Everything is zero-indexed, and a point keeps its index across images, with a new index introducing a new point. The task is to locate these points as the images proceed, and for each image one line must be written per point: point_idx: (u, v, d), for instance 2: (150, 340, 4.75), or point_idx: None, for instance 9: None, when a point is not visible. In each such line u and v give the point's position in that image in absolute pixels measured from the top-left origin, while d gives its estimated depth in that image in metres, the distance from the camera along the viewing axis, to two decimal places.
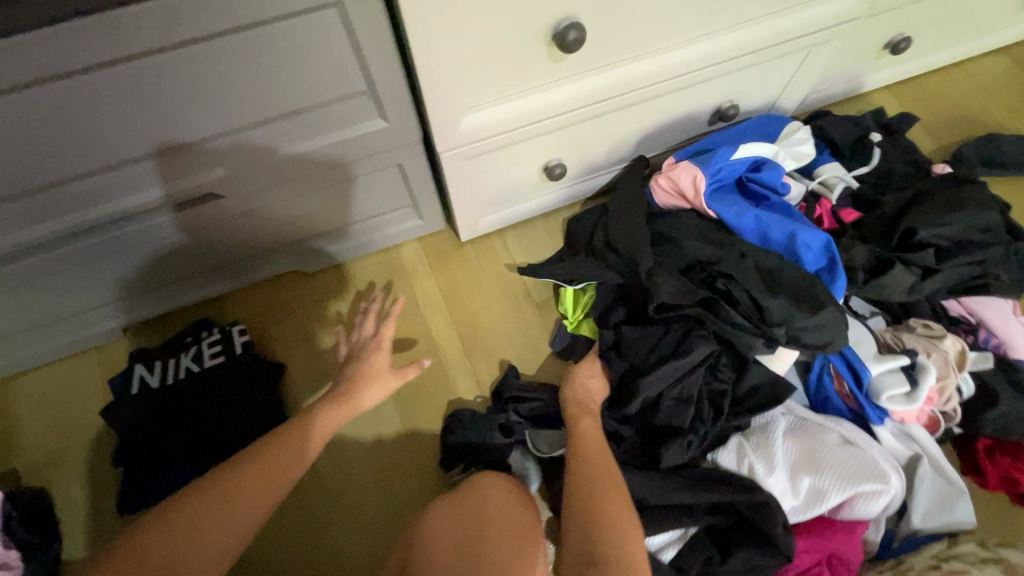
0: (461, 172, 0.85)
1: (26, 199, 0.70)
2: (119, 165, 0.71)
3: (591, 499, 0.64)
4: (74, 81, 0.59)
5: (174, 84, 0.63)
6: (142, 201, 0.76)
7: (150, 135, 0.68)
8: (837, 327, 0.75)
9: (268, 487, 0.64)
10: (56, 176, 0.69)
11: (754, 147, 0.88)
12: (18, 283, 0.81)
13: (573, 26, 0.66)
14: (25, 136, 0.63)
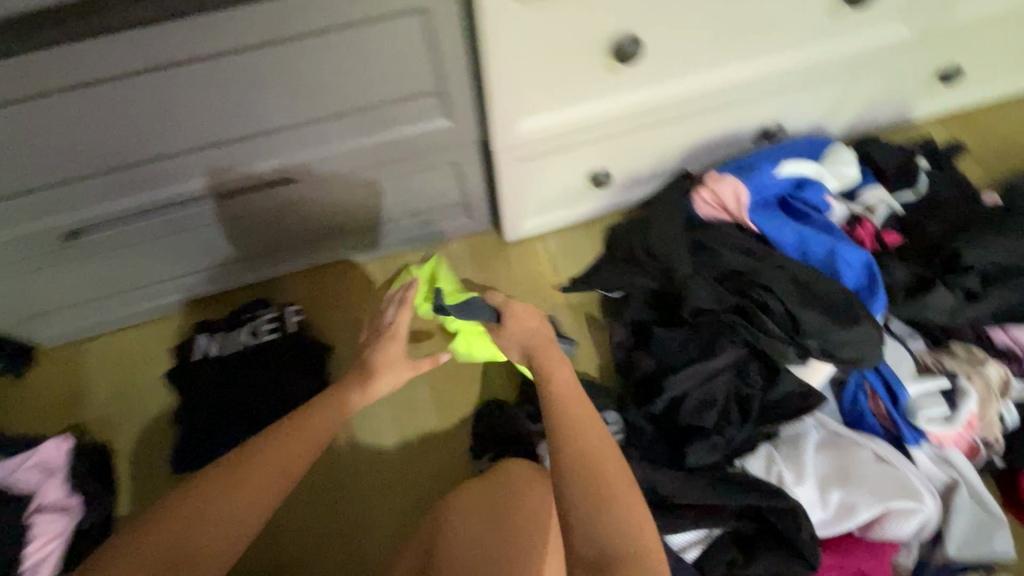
0: (513, 173, 0.91)
1: (116, 174, 0.76)
2: (203, 148, 0.76)
3: (593, 484, 0.51)
4: (182, 69, 0.66)
5: (266, 75, 0.69)
6: (216, 182, 0.81)
7: (235, 123, 0.74)
8: (870, 343, 0.75)
9: (250, 502, 0.51)
10: (147, 154, 0.75)
11: (796, 166, 0.90)
12: (98, 252, 0.87)
13: (632, 41, 0.71)
14: (130, 114, 0.69)
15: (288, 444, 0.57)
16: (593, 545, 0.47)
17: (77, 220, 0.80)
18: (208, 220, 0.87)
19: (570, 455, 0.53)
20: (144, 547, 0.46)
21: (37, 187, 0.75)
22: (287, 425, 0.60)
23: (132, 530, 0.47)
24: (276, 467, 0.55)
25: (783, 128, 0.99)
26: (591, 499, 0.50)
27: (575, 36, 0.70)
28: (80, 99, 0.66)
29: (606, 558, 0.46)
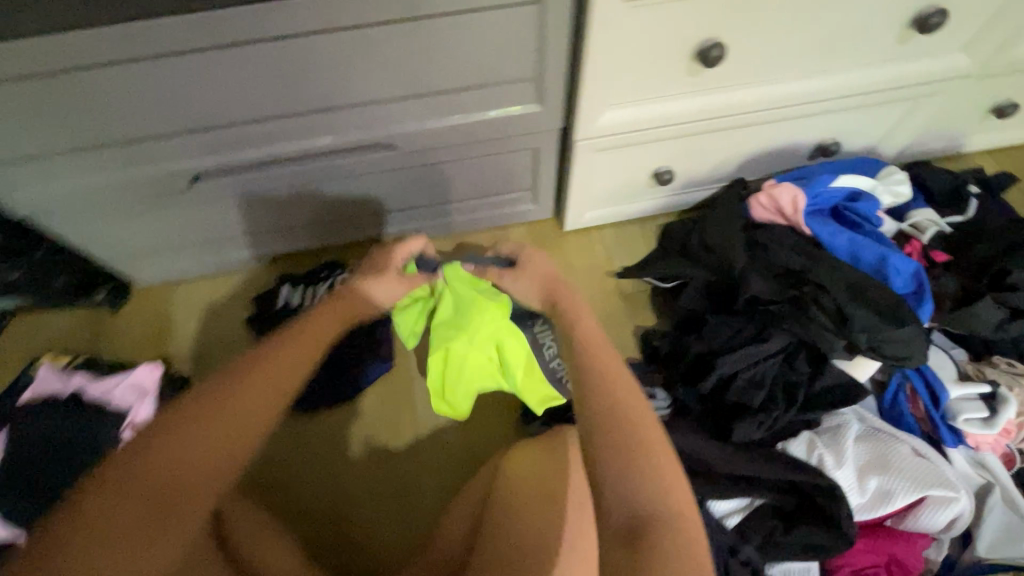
0: (587, 161, 0.98)
1: (243, 128, 0.84)
2: (321, 112, 0.84)
3: (625, 450, 0.53)
4: (323, 39, 0.73)
5: (392, 52, 0.76)
6: (324, 144, 0.89)
7: (355, 92, 0.81)
8: (917, 343, 0.80)
9: (230, 452, 0.47)
10: (271, 112, 0.83)
11: (851, 179, 0.97)
12: (208, 201, 0.96)
13: (717, 46, 0.78)
14: (267, 73, 0.76)
15: (260, 378, 0.51)
16: (624, 507, 0.50)
17: (194, 168, 0.88)
18: (307, 179, 0.95)
19: (604, 421, 0.55)
20: (124, 507, 0.42)
21: (169, 134, 0.83)
22: (255, 359, 0.53)
23: (104, 485, 0.43)
24: (252, 411, 0.49)
25: (839, 145, 1.05)
26: (625, 461, 0.52)
27: (667, 38, 0.77)
28: (226, 61, 0.74)
29: (638, 520, 0.48)
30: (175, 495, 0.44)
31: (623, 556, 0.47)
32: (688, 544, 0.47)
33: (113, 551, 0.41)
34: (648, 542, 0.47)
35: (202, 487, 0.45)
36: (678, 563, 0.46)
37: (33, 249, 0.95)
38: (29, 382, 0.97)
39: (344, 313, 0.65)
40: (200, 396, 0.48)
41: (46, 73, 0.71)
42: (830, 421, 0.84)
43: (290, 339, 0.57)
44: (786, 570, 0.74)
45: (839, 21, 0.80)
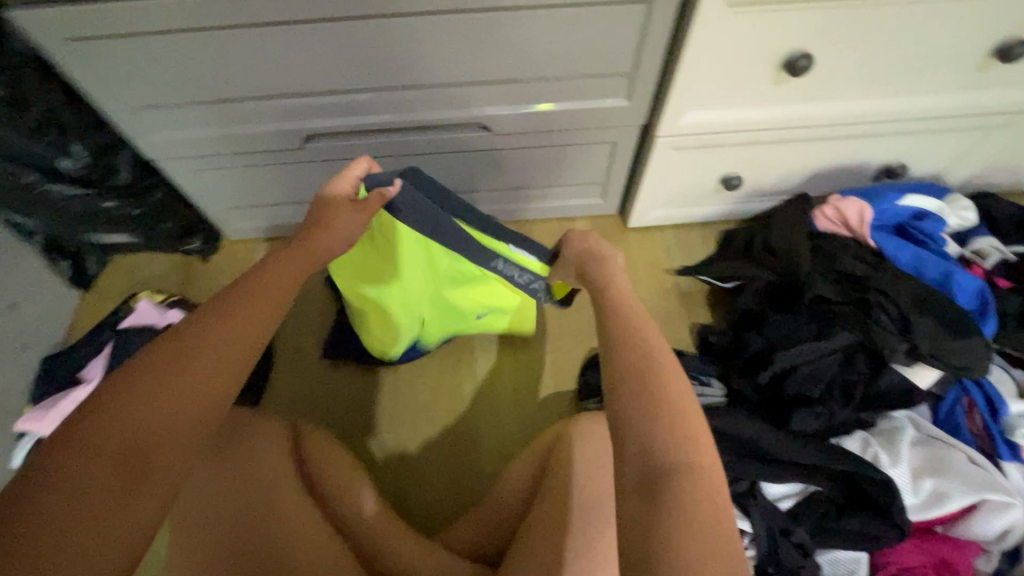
0: (661, 158, 1.04)
1: (353, 96, 0.91)
2: (427, 87, 0.90)
3: (645, 406, 0.51)
4: (443, 19, 0.78)
5: (504, 37, 0.81)
6: (424, 119, 0.95)
7: (464, 74, 0.87)
8: (981, 354, 0.82)
9: (204, 396, 0.43)
10: (382, 85, 0.88)
11: (919, 199, 1.00)
12: (309, 164, 1.04)
13: (805, 56, 0.83)
14: (390, 50, 0.82)
15: (229, 324, 0.47)
16: (641, 457, 0.48)
17: (306, 129, 0.96)
18: (402, 151, 1.02)
19: (624, 374, 0.54)
20: (88, 464, 0.37)
21: (288, 95, 0.89)
22: (219, 306, 0.48)
23: (62, 444, 0.38)
24: (225, 357, 0.45)
25: (906, 167, 1.08)
26: (647, 417, 0.50)
27: (760, 44, 0.83)
28: (353, 29, 0.78)
29: (654, 469, 0.47)
30: (152, 446, 0.40)
31: (638, 508, 0.45)
32: (708, 496, 0.45)
33: (94, 508, 0.36)
34: (666, 489, 0.45)
35: (177, 436, 0.41)
36: (698, 509, 0.44)
37: (151, 190, 1.04)
38: (128, 315, 1.06)
39: (308, 256, 0.61)
40: (160, 348, 0.44)
41: (186, 29, 0.76)
42: (885, 424, 0.86)
43: (255, 283, 0.53)
44: (834, 558, 0.77)
45: (925, 42, 0.84)
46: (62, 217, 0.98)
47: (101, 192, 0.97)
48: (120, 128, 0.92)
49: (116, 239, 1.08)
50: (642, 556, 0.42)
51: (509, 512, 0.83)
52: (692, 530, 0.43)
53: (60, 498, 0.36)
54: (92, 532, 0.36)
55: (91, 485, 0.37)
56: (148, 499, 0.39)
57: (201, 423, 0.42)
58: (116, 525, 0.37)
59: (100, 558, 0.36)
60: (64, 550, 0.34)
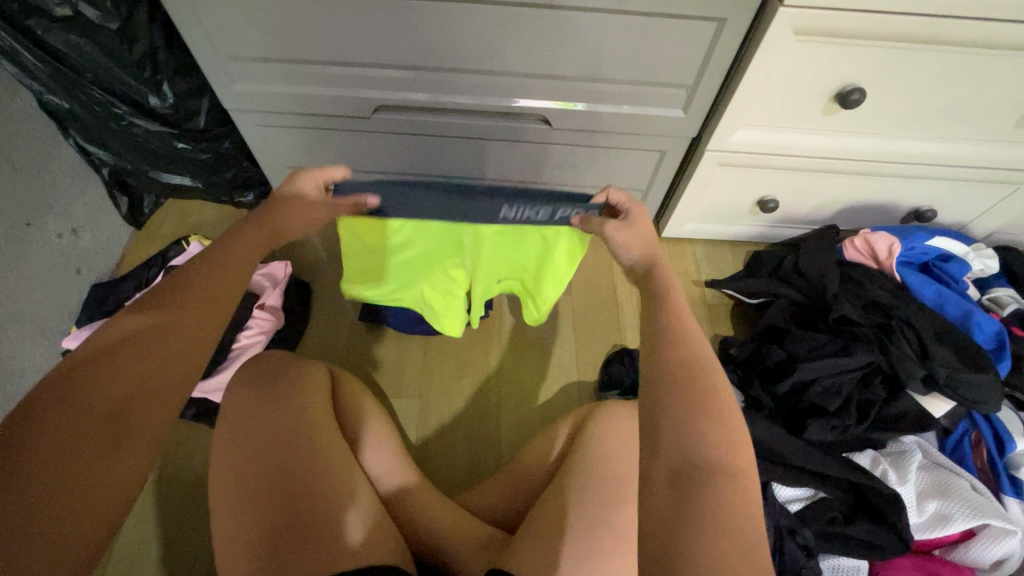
0: (706, 171, 1.09)
1: (428, 74, 0.96)
2: (498, 75, 0.95)
3: (687, 397, 0.47)
4: (527, 10, 0.83)
5: (581, 35, 0.87)
6: (489, 102, 1.00)
7: (536, 66, 0.93)
8: (993, 389, 0.87)
9: (159, 386, 0.44)
10: (456, 65, 0.93)
11: (946, 241, 1.05)
12: (371, 133, 1.09)
13: (858, 90, 0.88)
14: (471, 34, 0.88)
15: (188, 314, 0.47)
16: (674, 451, 0.44)
17: (377, 100, 1.01)
18: (462, 133, 1.07)
19: (663, 367, 0.49)
20: (51, 449, 0.38)
21: (367, 65, 0.95)
22: (172, 291, 0.48)
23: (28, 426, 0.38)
24: (181, 346, 0.45)
25: (935, 212, 1.13)
26: (685, 416, 0.46)
27: (817, 71, 0.88)
28: (443, 10, 0.84)
29: (686, 463, 0.43)
30: (114, 433, 0.40)
31: (667, 502, 0.42)
32: (735, 499, 0.42)
33: (59, 495, 0.37)
34: (697, 486, 0.42)
35: (138, 422, 0.42)
36: (728, 508, 0.41)
37: (220, 140, 1.11)
38: (180, 254, 1.09)
39: (273, 235, 0.60)
40: (116, 337, 0.44)
41: None
42: (896, 448, 0.90)
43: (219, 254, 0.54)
44: (836, 565, 0.81)
45: (967, 93, 0.90)
46: (137, 150, 1.06)
47: (178, 133, 1.05)
48: (207, 77, 0.98)
49: (178, 181, 1.15)
50: (669, 540, 0.40)
51: (528, 486, 0.85)
52: (723, 531, 0.40)
53: (30, 480, 0.36)
54: (61, 514, 0.37)
55: (60, 469, 0.38)
56: (112, 482, 0.39)
57: (156, 409, 0.43)
58: (111, 465, 0.40)
59: (67, 542, 0.36)
60: (72, 494, 0.37)
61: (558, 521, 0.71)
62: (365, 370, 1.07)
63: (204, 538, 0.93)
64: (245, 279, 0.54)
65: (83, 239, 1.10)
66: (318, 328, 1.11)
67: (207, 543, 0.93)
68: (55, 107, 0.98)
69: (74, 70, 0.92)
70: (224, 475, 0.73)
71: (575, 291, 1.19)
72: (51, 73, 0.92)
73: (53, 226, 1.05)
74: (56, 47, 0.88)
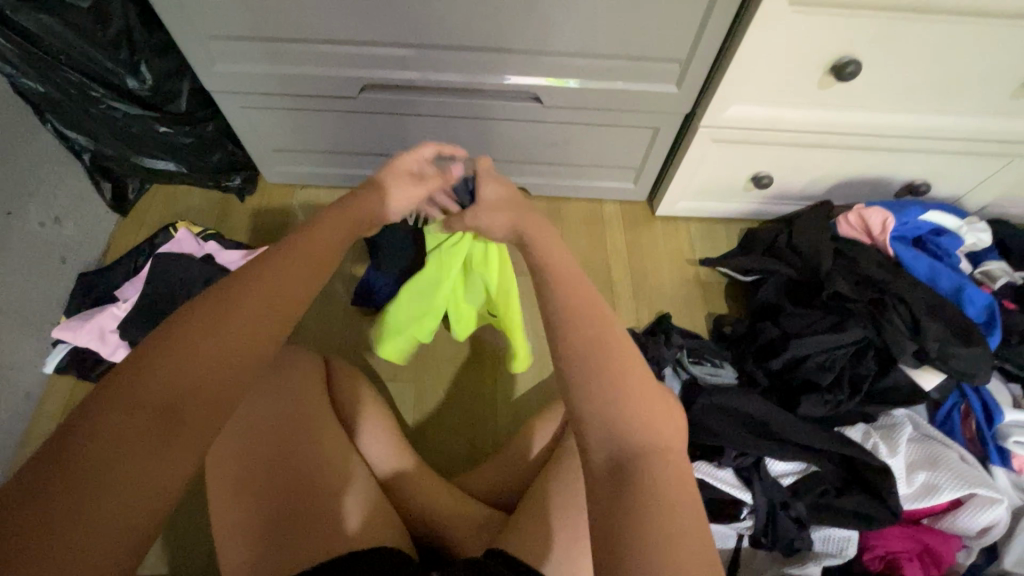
0: (700, 148, 1.08)
1: (415, 51, 0.93)
2: (485, 50, 0.92)
3: (604, 380, 0.47)
4: None
5: (570, 7, 0.84)
6: (478, 80, 0.97)
7: (525, 40, 0.90)
8: (982, 362, 0.88)
9: (214, 379, 0.40)
10: (443, 42, 0.91)
11: (939, 215, 1.05)
12: (358, 113, 1.06)
13: (854, 62, 0.87)
14: (458, 8, 0.85)
15: (248, 303, 0.43)
16: (608, 442, 0.46)
17: (363, 78, 0.98)
18: (452, 112, 1.04)
19: (574, 351, 0.49)
20: (104, 438, 0.36)
21: (351, 42, 0.92)
22: (243, 275, 0.45)
23: (88, 410, 0.37)
24: (240, 339, 0.42)
25: (930, 186, 1.13)
26: (616, 402, 0.47)
27: (812, 43, 0.86)
28: None
29: (623, 454, 0.45)
30: (166, 426, 0.38)
31: (608, 494, 0.43)
32: (674, 479, 0.44)
33: (106, 490, 0.35)
34: (638, 471, 0.43)
35: (192, 417, 0.39)
36: (670, 490, 0.43)
37: (205, 123, 1.08)
38: (167, 241, 1.08)
39: (349, 221, 0.59)
40: (179, 321, 0.41)
41: None
42: (887, 421, 0.91)
43: (298, 242, 0.51)
44: (828, 536, 0.83)
45: (963, 63, 0.89)
46: (117, 135, 1.04)
47: (159, 116, 1.02)
48: (187, 58, 0.96)
49: (162, 167, 1.12)
50: (618, 531, 0.40)
51: (524, 465, 0.86)
52: (664, 514, 0.40)
53: (81, 466, 0.35)
54: (103, 511, 0.34)
55: (112, 458, 0.36)
56: (162, 475, 0.37)
57: (214, 400, 0.40)
58: (160, 458, 0.37)
59: (104, 542, 0.34)
60: (117, 486, 0.35)
61: (556, 499, 0.72)
62: (360, 354, 1.06)
63: (205, 524, 0.94)
64: (320, 268, 0.51)
65: (66, 228, 1.06)
66: (311, 314, 1.11)
67: (208, 527, 0.94)
68: (30, 90, 0.95)
69: (46, 51, 0.89)
70: (219, 464, 0.73)
71: None
72: (22, 55, 0.88)
73: (37, 216, 1.01)
74: (25, 26, 0.85)
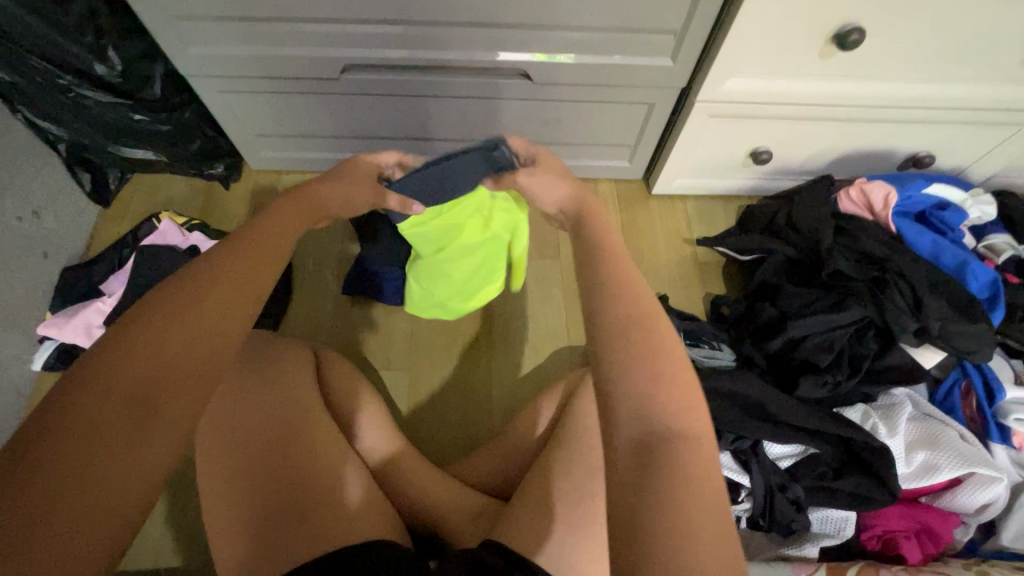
0: (697, 123, 1.04)
1: (396, 28, 0.89)
2: (469, 26, 0.88)
3: (649, 358, 0.46)
4: None
5: None
6: (463, 57, 0.93)
7: (511, 15, 0.86)
8: (985, 339, 0.86)
9: (188, 373, 0.37)
10: (425, 18, 0.86)
11: (944, 188, 1.02)
12: (341, 95, 1.02)
13: (858, 30, 0.82)
14: None
15: (224, 285, 0.41)
16: (638, 419, 0.43)
17: (343, 59, 0.94)
18: (438, 92, 1.01)
19: (609, 329, 0.48)
20: (70, 436, 0.32)
21: (328, 20, 0.88)
22: (214, 259, 0.43)
23: (50, 406, 0.33)
24: (210, 329, 0.39)
25: (934, 158, 1.09)
26: (649, 379, 0.45)
27: (814, 10, 0.82)
28: None
29: (651, 435, 0.42)
30: (134, 425, 0.34)
31: (630, 475, 0.40)
32: (699, 473, 0.40)
33: (72, 497, 0.31)
34: (661, 456, 0.40)
35: (164, 414, 0.35)
36: (692, 477, 0.40)
37: (181, 109, 1.04)
38: (151, 232, 1.06)
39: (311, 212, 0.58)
40: (147, 307, 0.38)
41: None
42: (886, 400, 0.90)
43: (266, 228, 0.49)
44: (824, 516, 0.83)
45: (972, 28, 0.84)
46: (90, 124, 1.00)
47: (133, 103, 0.98)
48: (159, 42, 0.92)
49: (141, 156, 1.09)
50: (624, 516, 0.38)
51: (520, 452, 0.85)
52: (689, 497, 0.39)
53: (47, 466, 0.31)
54: (69, 524, 0.30)
55: (82, 455, 0.32)
56: (143, 472, 0.34)
57: (194, 387, 0.37)
58: (139, 451, 0.34)
59: (80, 546, 0.30)
60: (93, 484, 0.32)
61: (550, 489, 0.71)
62: (352, 344, 1.05)
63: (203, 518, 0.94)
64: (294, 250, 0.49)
65: (46, 221, 1.03)
66: (302, 303, 1.09)
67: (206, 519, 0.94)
68: None
69: (7, 37, 0.85)
70: (207, 457, 0.72)
71: (564, 255, 1.15)
72: None
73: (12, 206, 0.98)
74: None
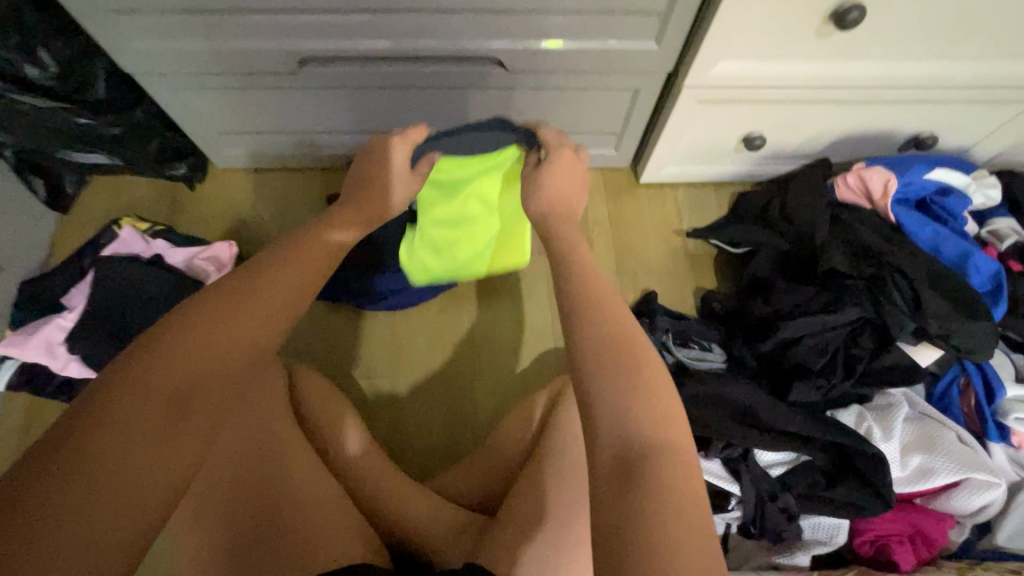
0: (686, 108, 0.97)
1: (354, 17, 0.81)
2: (434, 12, 0.81)
3: (629, 374, 0.45)
4: None
5: None
6: (430, 45, 0.86)
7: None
8: (986, 337, 0.82)
9: (214, 385, 0.42)
10: (385, 5, 0.79)
11: (947, 173, 0.96)
12: (303, 89, 0.95)
13: (857, 8, 0.76)
14: None
15: (252, 307, 0.45)
16: (617, 434, 0.43)
17: (301, 51, 0.86)
18: (406, 82, 0.93)
19: (588, 361, 0.47)
20: (113, 431, 0.37)
21: (278, 10, 0.80)
22: (243, 278, 0.47)
23: (96, 403, 0.38)
24: (233, 346, 0.43)
25: (937, 138, 1.03)
26: (627, 393, 0.44)
27: None
28: None
29: (629, 450, 0.42)
30: (170, 420, 0.39)
31: (610, 498, 0.40)
32: (679, 490, 0.40)
33: (113, 484, 0.36)
34: (639, 477, 0.40)
35: (190, 419, 0.40)
36: (674, 498, 0.40)
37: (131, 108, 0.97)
38: (112, 242, 1.00)
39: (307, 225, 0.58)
40: (183, 318, 0.42)
41: None
42: (882, 400, 0.87)
43: (291, 247, 0.52)
44: (816, 522, 0.82)
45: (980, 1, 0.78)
46: (32, 129, 0.93)
47: (76, 105, 0.91)
48: (96, 38, 0.84)
49: (94, 160, 1.02)
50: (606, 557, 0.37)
51: (503, 465, 0.82)
52: (670, 517, 0.38)
53: (99, 456, 0.36)
54: (106, 511, 0.35)
55: (125, 449, 0.37)
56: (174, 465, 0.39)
57: (220, 394, 0.42)
58: (171, 449, 0.39)
59: (116, 529, 0.35)
60: (133, 474, 0.37)
61: (531, 513, 0.68)
62: (329, 352, 1.01)
63: None
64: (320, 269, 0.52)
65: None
66: None
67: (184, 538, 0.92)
68: None
69: None
70: None
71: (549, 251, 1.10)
72: None
73: None
74: None
